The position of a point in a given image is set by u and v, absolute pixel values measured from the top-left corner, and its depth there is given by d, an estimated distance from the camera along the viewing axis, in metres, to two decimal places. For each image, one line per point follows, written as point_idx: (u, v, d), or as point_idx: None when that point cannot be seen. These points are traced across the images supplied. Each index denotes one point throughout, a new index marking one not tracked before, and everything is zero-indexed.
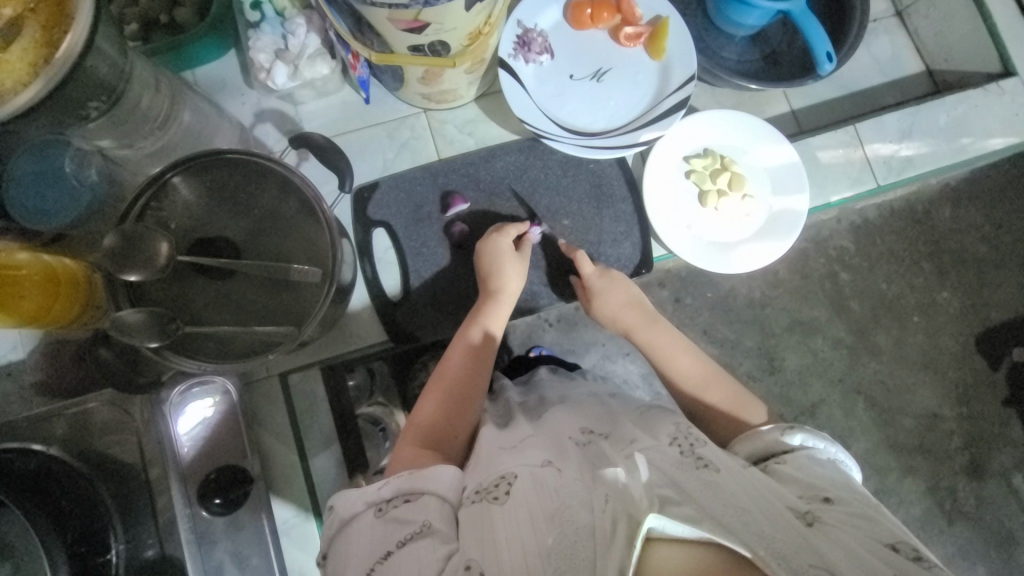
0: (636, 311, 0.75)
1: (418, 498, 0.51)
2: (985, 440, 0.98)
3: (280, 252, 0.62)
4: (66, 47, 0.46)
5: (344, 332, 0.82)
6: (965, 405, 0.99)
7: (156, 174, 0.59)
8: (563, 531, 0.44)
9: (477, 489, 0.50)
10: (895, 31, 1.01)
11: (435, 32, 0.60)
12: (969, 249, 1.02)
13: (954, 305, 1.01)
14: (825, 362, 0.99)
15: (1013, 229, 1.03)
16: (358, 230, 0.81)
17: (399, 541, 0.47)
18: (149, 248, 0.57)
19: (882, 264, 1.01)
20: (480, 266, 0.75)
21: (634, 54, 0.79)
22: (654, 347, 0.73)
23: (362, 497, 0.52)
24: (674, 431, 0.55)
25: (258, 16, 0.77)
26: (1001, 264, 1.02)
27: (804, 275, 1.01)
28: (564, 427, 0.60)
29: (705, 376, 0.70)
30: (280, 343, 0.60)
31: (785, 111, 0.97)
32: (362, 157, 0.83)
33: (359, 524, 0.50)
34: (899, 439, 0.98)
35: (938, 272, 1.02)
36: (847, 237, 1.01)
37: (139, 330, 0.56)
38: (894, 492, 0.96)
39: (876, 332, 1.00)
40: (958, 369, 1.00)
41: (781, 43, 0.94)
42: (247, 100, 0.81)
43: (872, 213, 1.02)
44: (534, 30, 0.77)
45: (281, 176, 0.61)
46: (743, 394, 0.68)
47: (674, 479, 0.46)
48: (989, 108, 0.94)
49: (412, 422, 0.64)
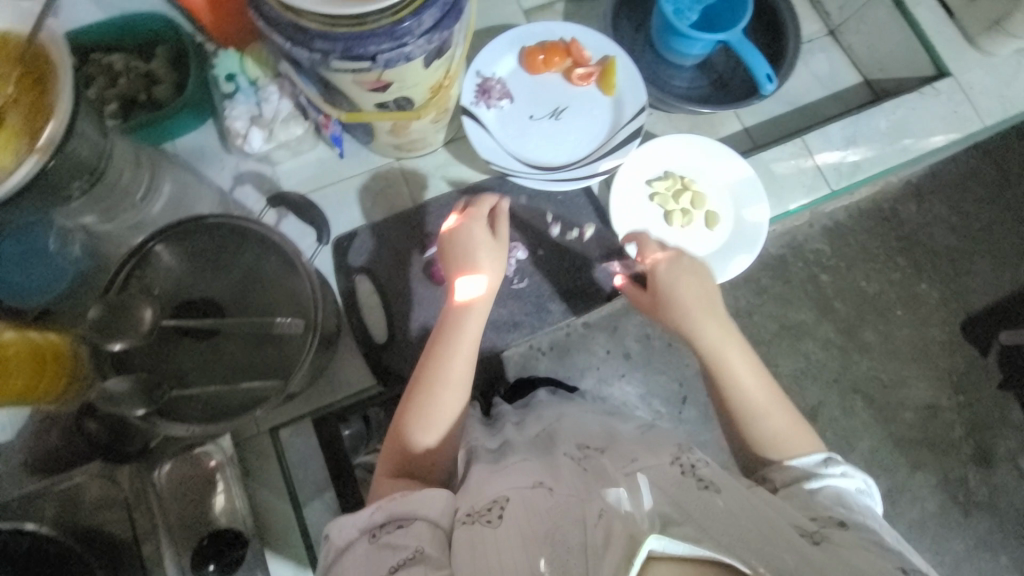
0: (705, 318, 0.66)
1: (409, 524, 0.51)
2: (988, 426, 1.07)
3: (266, 308, 0.63)
4: (49, 135, 0.49)
5: (333, 381, 0.82)
6: (963, 393, 1.08)
7: (139, 244, 0.61)
8: (554, 549, 0.45)
9: (471, 515, 0.51)
10: (830, 48, 1.10)
11: (398, 89, 0.65)
12: (940, 240, 1.13)
13: (933, 295, 1.11)
14: (818, 363, 1.07)
15: (978, 218, 1.13)
16: (341, 278, 0.83)
17: (391, 567, 0.49)
18: (133, 316, 0.58)
19: (859, 264, 1.11)
20: (456, 256, 0.69)
21: (587, 91, 0.84)
22: (716, 351, 0.65)
23: (355, 523, 0.53)
24: (675, 452, 0.56)
25: (232, 87, 0.80)
26: (971, 250, 1.13)
27: (785, 280, 1.10)
28: (562, 442, 0.62)
29: (768, 396, 0.64)
30: (267, 398, 0.60)
31: (738, 129, 1.04)
32: (338, 209, 0.86)
33: (355, 553, 0.52)
34: (902, 433, 1.06)
35: (913, 266, 1.12)
36: (821, 239, 1.11)
37: (125, 400, 0.56)
38: (909, 490, 1.04)
39: (863, 329, 1.09)
40: (947, 356, 1.09)
41: (726, 67, 1.02)
42: (226, 165, 0.84)
43: (842, 215, 1.12)
44: (492, 79, 0.82)
45: (259, 235, 0.63)
46: (801, 426, 0.63)
47: (677, 500, 0.48)
48: (929, 110, 0.98)
49: (404, 441, 0.60)
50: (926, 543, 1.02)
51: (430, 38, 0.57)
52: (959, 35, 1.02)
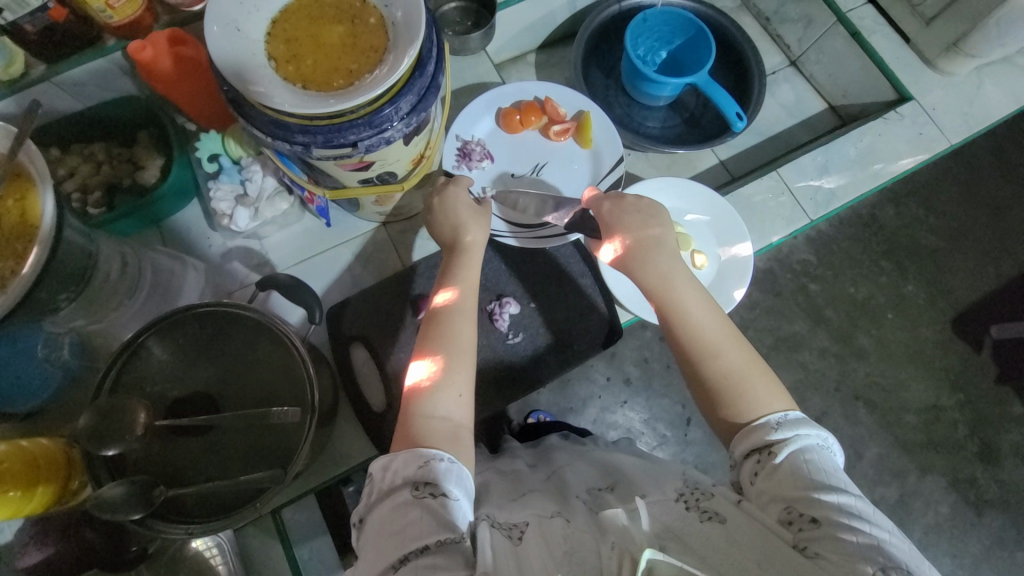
0: (670, 246, 0.68)
1: (448, 498, 0.51)
2: (989, 422, 1.16)
3: (263, 394, 0.63)
4: (48, 221, 0.52)
5: (332, 454, 0.80)
6: (959, 391, 1.17)
7: (130, 339, 0.61)
8: (573, 569, 0.47)
9: (497, 525, 0.53)
10: (794, 78, 1.15)
11: (380, 166, 0.66)
12: (921, 240, 1.22)
13: (920, 295, 1.19)
14: (817, 373, 1.14)
15: (954, 217, 1.23)
16: (336, 347, 0.83)
17: (437, 540, 0.48)
18: (127, 419, 0.57)
19: (847, 270, 1.19)
20: (438, 220, 0.72)
21: (565, 145, 0.88)
22: (662, 293, 0.65)
23: (400, 470, 0.53)
24: (680, 486, 0.56)
25: (216, 167, 0.82)
26: (951, 249, 1.22)
27: (776, 292, 1.17)
28: (576, 486, 0.63)
29: (725, 339, 0.62)
30: (268, 489, 0.59)
31: (715, 163, 1.07)
32: (326, 279, 0.86)
33: (392, 503, 0.51)
34: (908, 436, 1.14)
35: (898, 268, 1.20)
36: (807, 251, 1.19)
37: (121, 506, 0.55)
38: (922, 494, 1.13)
39: (857, 335, 1.16)
40: (941, 356, 1.17)
41: (697, 105, 1.05)
42: (213, 242, 0.85)
43: (825, 226, 1.20)
44: (472, 141, 0.86)
45: (252, 321, 0.63)
46: (763, 369, 0.61)
47: (677, 531, 0.49)
48: (893, 133, 1.01)
49: (422, 410, 0.58)
50: (942, 545, 1.12)
51: (409, 121, 0.59)
52: (917, 58, 1.05)
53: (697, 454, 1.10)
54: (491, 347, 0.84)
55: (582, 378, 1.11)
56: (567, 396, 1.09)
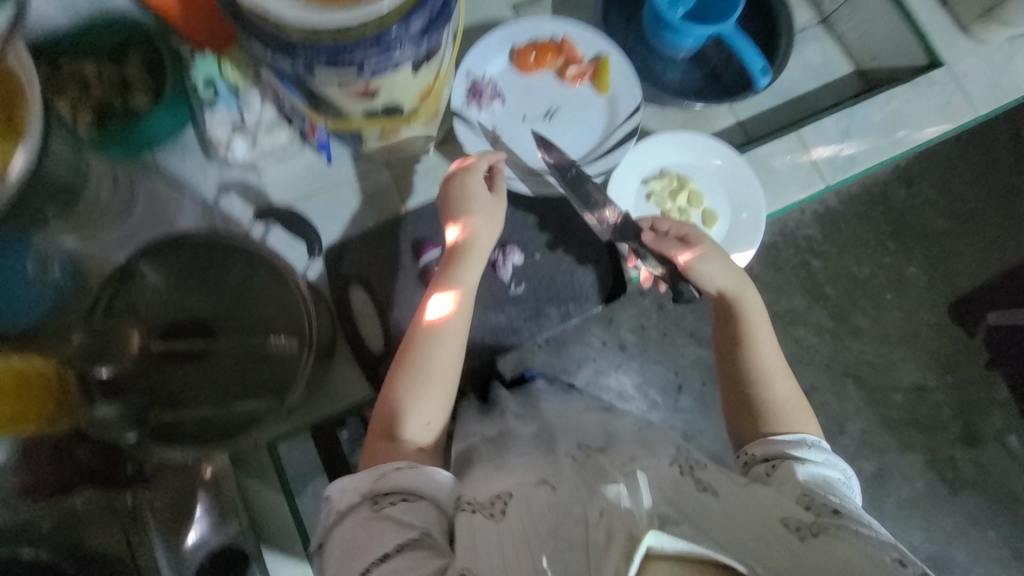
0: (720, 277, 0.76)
1: (413, 500, 0.53)
2: (974, 406, 1.18)
3: (260, 325, 0.62)
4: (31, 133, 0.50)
5: (328, 393, 0.80)
6: (949, 374, 1.18)
7: (122, 262, 0.59)
8: (558, 547, 0.47)
9: (477, 506, 0.52)
10: (821, 37, 1.05)
11: (386, 95, 0.62)
12: (931, 220, 1.19)
13: (922, 278, 1.18)
14: (811, 349, 1.14)
15: (967, 198, 1.20)
16: (333, 290, 0.82)
17: (398, 545, 0.49)
18: (121, 340, 0.59)
19: (851, 249, 1.17)
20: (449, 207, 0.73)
21: (581, 90, 0.85)
22: None
23: (354, 489, 0.54)
24: (674, 453, 0.57)
25: (208, 93, 0.75)
26: (959, 231, 1.20)
27: (778, 267, 1.15)
28: (565, 443, 0.63)
29: (777, 371, 0.71)
30: (264, 417, 0.59)
31: (733, 123, 1.01)
32: (324, 219, 0.84)
33: (353, 520, 0.53)
34: (893, 415, 1.16)
35: (902, 249, 1.18)
36: (813, 226, 1.16)
37: (115, 424, 0.57)
38: (901, 471, 1.16)
39: (855, 313, 1.16)
40: (935, 338, 1.18)
41: (719, 59, 1.00)
42: (208, 173, 0.81)
43: (834, 202, 1.17)
44: (484, 78, 0.83)
45: (247, 250, 0.61)
46: (805, 407, 0.68)
47: (672, 498, 0.49)
48: (920, 100, 0.97)
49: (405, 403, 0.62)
50: (914, 519, 1.15)
51: (419, 45, 0.55)
52: (953, 21, 1.00)
53: (685, 421, 1.11)
54: (492, 297, 0.83)
55: (576, 341, 1.10)
56: (561, 357, 1.09)
